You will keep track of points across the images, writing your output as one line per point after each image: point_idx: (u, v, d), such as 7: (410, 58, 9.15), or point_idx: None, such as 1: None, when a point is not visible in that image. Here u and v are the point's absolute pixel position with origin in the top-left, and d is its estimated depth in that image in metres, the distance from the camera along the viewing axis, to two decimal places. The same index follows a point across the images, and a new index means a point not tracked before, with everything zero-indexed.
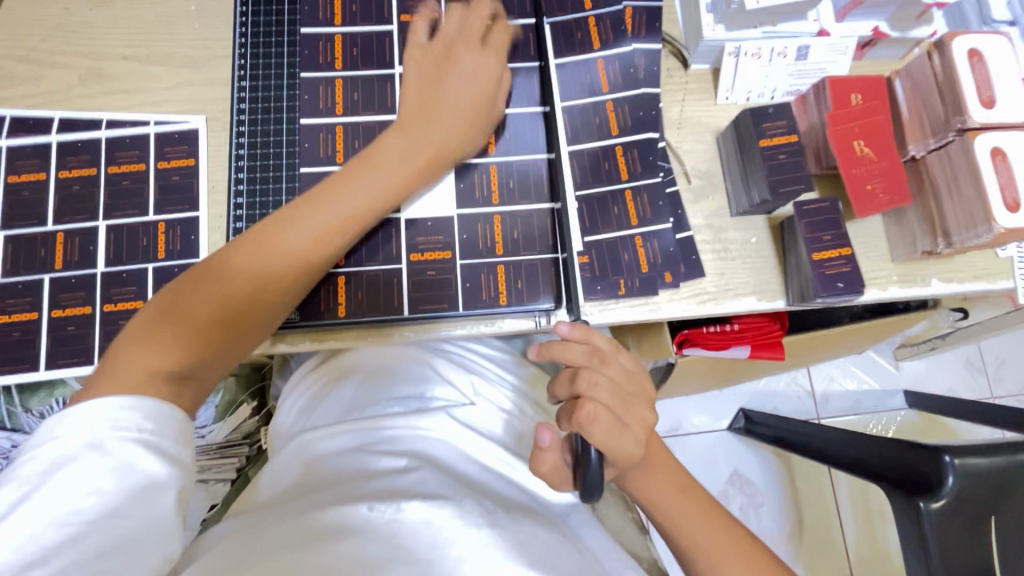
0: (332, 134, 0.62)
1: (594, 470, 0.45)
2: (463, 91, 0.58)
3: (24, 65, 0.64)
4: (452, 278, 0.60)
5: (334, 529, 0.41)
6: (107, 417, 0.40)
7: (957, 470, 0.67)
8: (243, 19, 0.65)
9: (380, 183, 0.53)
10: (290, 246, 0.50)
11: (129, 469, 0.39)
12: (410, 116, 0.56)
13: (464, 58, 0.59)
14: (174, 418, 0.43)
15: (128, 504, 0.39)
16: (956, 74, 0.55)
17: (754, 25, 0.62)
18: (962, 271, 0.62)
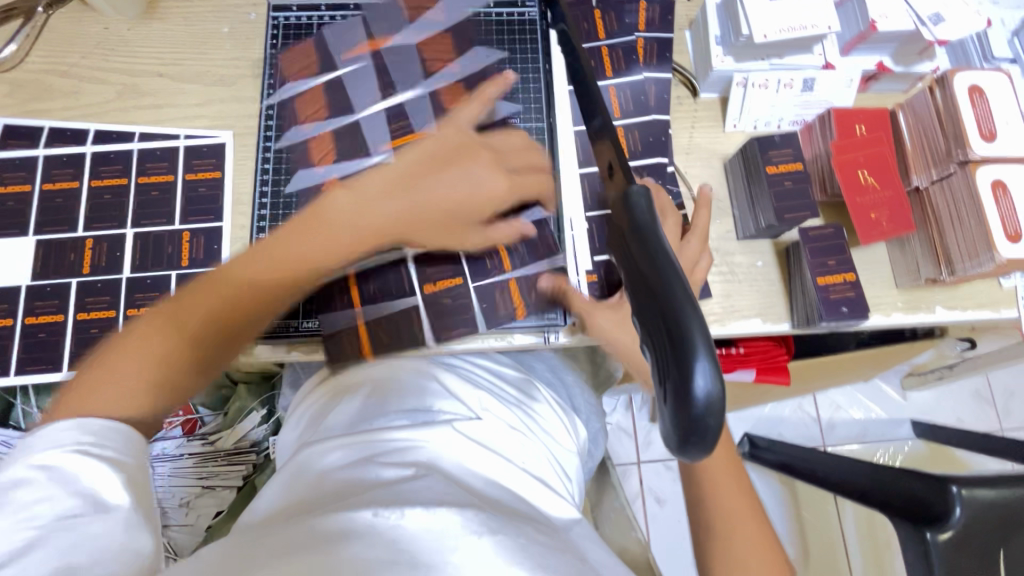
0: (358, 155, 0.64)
1: (706, 408, 0.25)
2: (455, 169, 0.58)
3: (64, 79, 0.67)
4: (468, 302, 0.62)
5: (339, 534, 0.42)
6: (48, 443, 0.40)
7: (965, 500, 0.68)
8: (274, 41, 0.68)
9: (340, 233, 0.53)
10: (248, 276, 0.51)
11: (75, 478, 0.39)
12: (392, 177, 0.56)
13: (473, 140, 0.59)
14: (120, 432, 0.43)
15: (80, 506, 0.38)
16: (957, 109, 0.57)
17: (762, 57, 0.65)
18: (966, 299, 0.63)
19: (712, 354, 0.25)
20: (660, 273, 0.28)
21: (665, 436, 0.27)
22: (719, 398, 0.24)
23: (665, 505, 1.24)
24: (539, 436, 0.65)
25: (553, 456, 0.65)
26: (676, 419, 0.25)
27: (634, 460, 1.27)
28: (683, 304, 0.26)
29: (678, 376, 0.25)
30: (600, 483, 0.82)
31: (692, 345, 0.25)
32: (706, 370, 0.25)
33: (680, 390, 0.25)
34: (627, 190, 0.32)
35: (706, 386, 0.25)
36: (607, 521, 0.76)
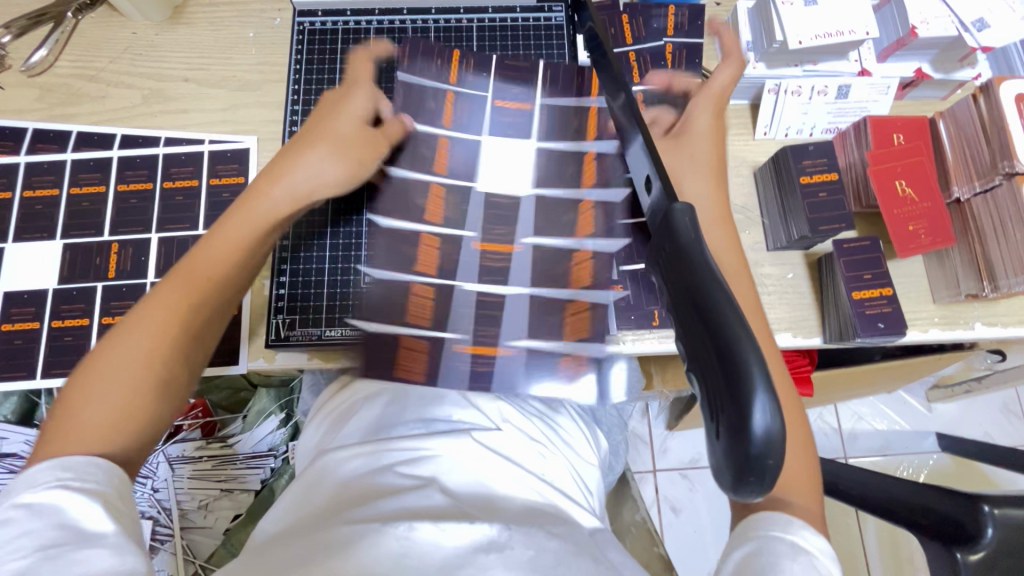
0: (433, 190, 0.57)
1: (764, 444, 0.23)
2: (320, 150, 0.55)
3: (92, 84, 0.68)
4: None
5: (348, 548, 0.43)
6: (25, 481, 0.38)
7: (997, 521, 0.65)
8: (298, 46, 0.68)
9: (227, 230, 0.51)
10: (197, 271, 0.49)
11: (53, 510, 0.37)
12: (273, 165, 0.55)
13: (329, 116, 0.57)
14: (100, 465, 0.40)
15: (63, 540, 0.36)
16: (1003, 118, 0.55)
17: (795, 63, 0.63)
18: (1007, 315, 0.61)
19: (770, 390, 0.24)
20: (713, 301, 0.27)
21: (717, 471, 0.26)
22: (779, 436, 0.24)
23: (682, 515, 1.21)
24: (560, 449, 0.64)
25: (573, 467, 0.64)
26: (731, 456, 0.25)
27: (651, 468, 1.25)
28: (738, 335, 0.25)
29: (734, 413, 0.24)
30: (620, 495, 0.80)
31: (749, 379, 0.24)
32: (764, 406, 0.24)
33: (738, 429, 0.24)
34: (670, 206, 0.31)
35: (765, 422, 0.24)
36: (626, 535, 0.74)
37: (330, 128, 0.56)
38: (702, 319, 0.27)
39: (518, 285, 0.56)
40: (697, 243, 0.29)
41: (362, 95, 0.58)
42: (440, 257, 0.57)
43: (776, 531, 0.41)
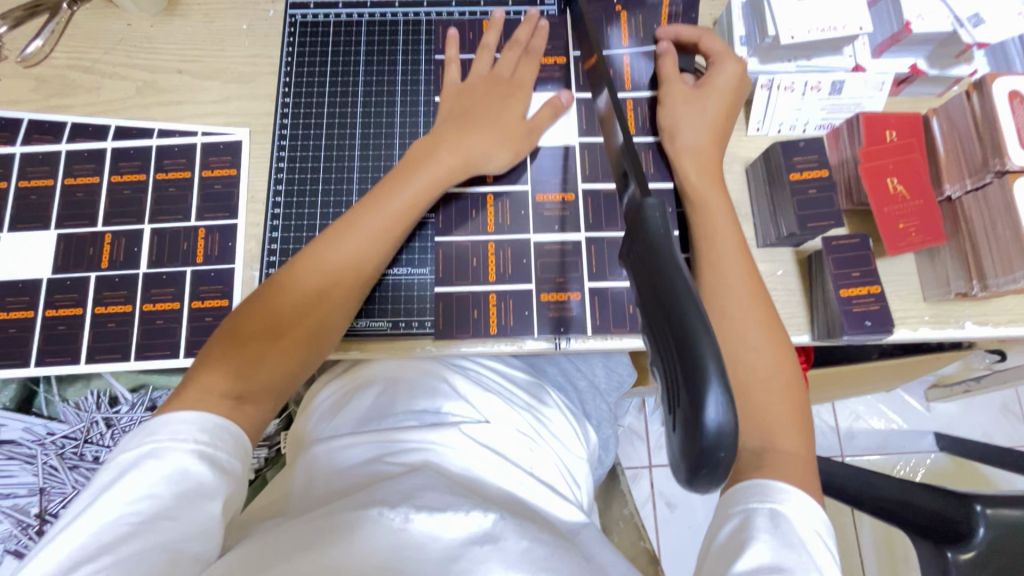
0: (483, 205, 0.61)
1: (714, 439, 0.25)
2: (478, 140, 0.59)
3: (87, 75, 0.68)
4: (466, 296, 0.59)
5: (347, 533, 0.41)
6: (170, 429, 0.44)
7: (988, 520, 0.66)
8: (291, 40, 0.68)
9: (378, 225, 0.54)
10: (328, 262, 0.52)
11: (182, 475, 0.42)
12: (411, 159, 0.58)
13: (491, 103, 0.61)
14: (231, 433, 0.46)
15: (177, 509, 0.41)
16: (995, 116, 0.54)
17: (788, 59, 0.63)
18: (999, 314, 0.60)
19: (725, 383, 0.26)
20: (675, 295, 0.28)
21: (675, 465, 0.28)
22: (730, 430, 0.25)
23: (676, 510, 1.22)
24: (548, 441, 0.64)
25: (562, 461, 0.64)
26: (687, 450, 0.26)
27: (646, 464, 1.25)
28: (697, 330, 0.27)
29: (690, 405, 0.26)
30: (610, 490, 0.80)
31: (703, 373, 0.26)
32: (718, 399, 0.26)
33: (692, 419, 0.26)
34: (641, 203, 0.32)
35: (717, 416, 0.25)
36: (615, 529, 0.75)
37: (489, 118, 0.60)
38: (662, 316, 0.28)
39: (520, 293, 0.60)
40: (667, 234, 0.31)
41: (520, 93, 0.62)
42: (452, 262, 0.60)
43: (755, 503, 0.45)
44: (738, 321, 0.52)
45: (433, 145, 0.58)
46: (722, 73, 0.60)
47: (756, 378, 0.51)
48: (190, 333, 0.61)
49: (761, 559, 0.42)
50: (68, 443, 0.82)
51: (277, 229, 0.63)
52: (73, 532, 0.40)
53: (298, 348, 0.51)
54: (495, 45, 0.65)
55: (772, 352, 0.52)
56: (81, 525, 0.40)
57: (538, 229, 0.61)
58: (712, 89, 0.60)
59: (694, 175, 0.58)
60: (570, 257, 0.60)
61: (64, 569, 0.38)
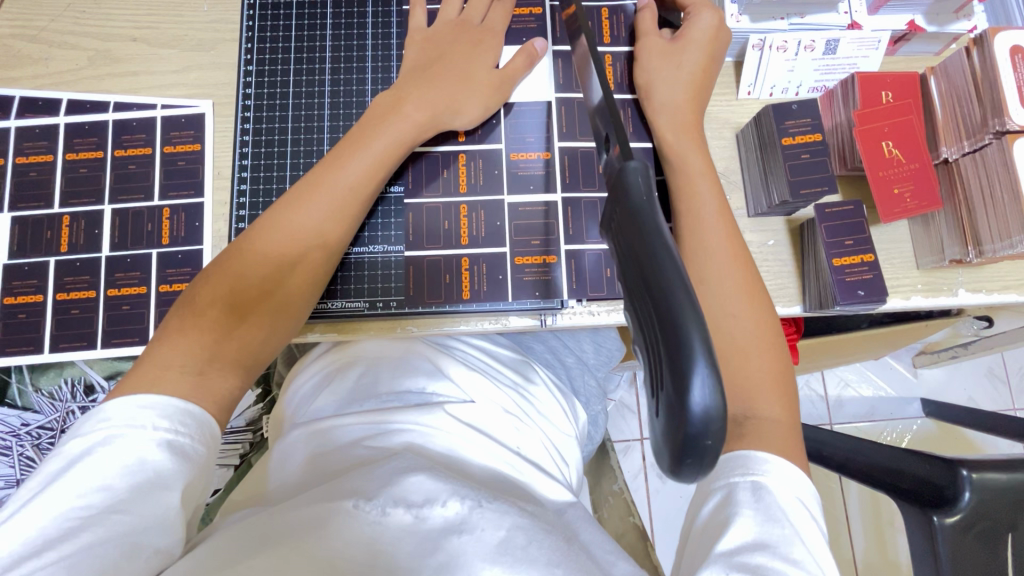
0: (454, 163, 0.58)
1: (700, 425, 0.24)
2: (444, 92, 0.55)
3: (34, 45, 0.63)
4: (439, 264, 0.57)
5: (324, 528, 0.40)
6: (125, 415, 0.42)
7: (975, 485, 0.66)
8: (252, 3, 0.64)
9: (340, 194, 0.51)
10: (287, 236, 0.49)
11: (138, 466, 0.40)
12: (372, 116, 0.54)
13: (461, 56, 0.57)
14: (195, 417, 0.44)
15: (130, 501, 0.39)
16: (996, 73, 0.52)
17: (781, 16, 0.59)
18: (991, 281, 0.59)
19: (712, 363, 0.24)
20: (660, 266, 0.26)
21: (660, 450, 0.26)
22: (717, 415, 0.24)
23: (668, 483, 1.23)
24: (536, 421, 0.63)
25: (550, 439, 0.63)
26: (670, 435, 0.25)
27: (637, 437, 1.26)
28: (682, 306, 0.25)
29: (674, 389, 0.24)
30: (600, 466, 0.80)
31: (690, 353, 0.24)
32: (705, 380, 0.24)
33: (677, 402, 0.24)
34: (623, 164, 0.30)
35: (703, 399, 0.24)
36: (605, 505, 0.74)
37: (457, 68, 0.57)
38: (647, 291, 0.26)
39: (495, 256, 0.57)
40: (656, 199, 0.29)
41: (489, 39, 0.59)
42: (423, 226, 0.57)
43: (737, 477, 0.44)
44: (718, 286, 0.50)
45: (396, 100, 0.55)
46: (697, 23, 0.56)
47: (742, 344, 0.49)
48: (158, 318, 0.58)
49: (743, 536, 0.41)
50: (44, 433, 0.81)
51: (244, 204, 0.59)
52: (20, 524, 0.37)
53: (267, 321, 0.49)
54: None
55: (759, 318, 0.50)
56: (25, 519, 0.38)
57: (513, 190, 0.58)
58: (687, 41, 0.56)
59: (672, 132, 0.55)
60: (552, 217, 0.58)
61: (9, 563, 0.36)
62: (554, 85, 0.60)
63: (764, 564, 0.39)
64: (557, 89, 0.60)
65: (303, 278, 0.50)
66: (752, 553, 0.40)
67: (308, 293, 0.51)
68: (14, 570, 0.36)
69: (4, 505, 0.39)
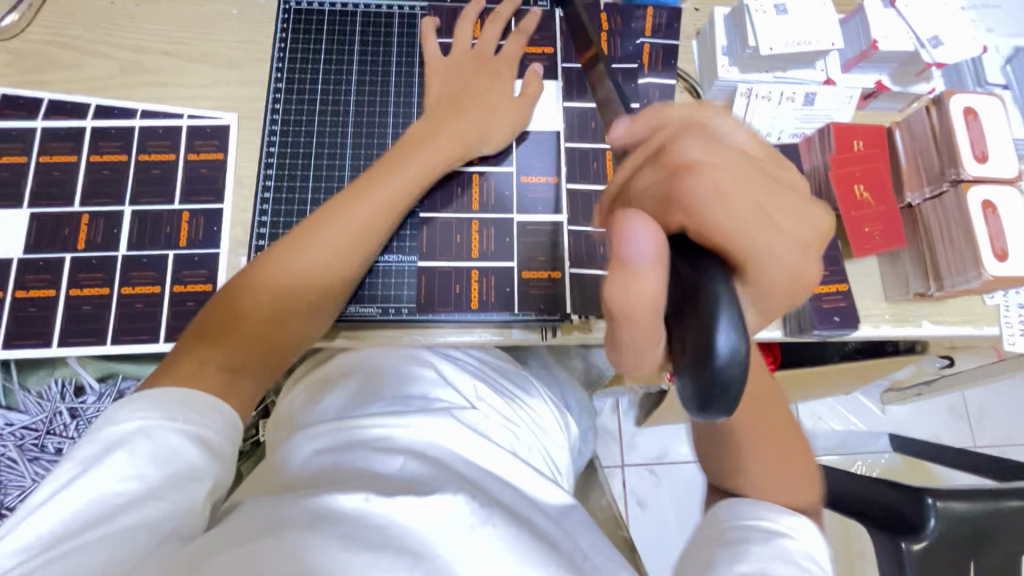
0: (468, 183, 0.63)
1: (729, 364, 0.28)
2: (474, 120, 0.60)
3: (67, 52, 0.66)
4: (450, 277, 0.60)
5: (331, 510, 0.41)
6: (162, 406, 0.44)
7: (938, 512, 0.70)
8: (285, 25, 0.68)
9: (371, 208, 0.55)
10: (319, 246, 0.53)
11: (172, 456, 0.42)
12: (410, 141, 0.59)
13: (481, 86, 0.63)
14: (219, 414, 0.46)
15: (165, 489, 0.41)
16: (952, 129, 0.59)
17: (766, 69, 0.67)
18: (951, 314, 0.65)
19: (736, 318, 0.29)
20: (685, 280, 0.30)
21: (686, 398, 0.30)
22: (741, 354, 0.28)
23: (648, 508, 1.25)
24: (533, 430, 0.66)
25: (548, 450, 0.67)
26: (696, 376, 0.29)
27: (619, 463, 1.29)
28: (710, 278, 0.30)
29: (700, 336, 0.29)
30: (587, 481, 0.82)
31: (714, 312, 0.29)
32: (729, 329, 0.28)
33: (704, 349, 0.29)
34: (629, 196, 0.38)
35: (728, 341, 0.28)
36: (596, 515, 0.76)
37: (482, 100, 0.62)
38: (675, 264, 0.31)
39: (502, 269, 0.61)
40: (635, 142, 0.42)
41: (505, 71, 0.65)
42: (436, 239, 0.61)
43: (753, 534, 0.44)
44: None
45: (431, 128, 0.59)
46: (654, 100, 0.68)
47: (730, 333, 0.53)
48: (171, 317, 0.60)
49: None
50: (28, 434, 0.79)
51: (267, 211, 0.62)
52: (58, 504, 0.38)
53: (293, 327, 0.53)
54: (477, 16, 0.68)
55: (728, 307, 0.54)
56: (59, 500, 0.39)
57: (521, 211, 0.62)
58: None
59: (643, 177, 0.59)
60: (556, 238, 0.62)
61: (42, 543, 0.37)
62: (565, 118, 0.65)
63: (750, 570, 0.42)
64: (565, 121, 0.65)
65: (325, 290, 0.54)
66: None
67: (327, 304, 0.55)
68: (50, 551, 0.37)
69: (34, 490, 0.40)
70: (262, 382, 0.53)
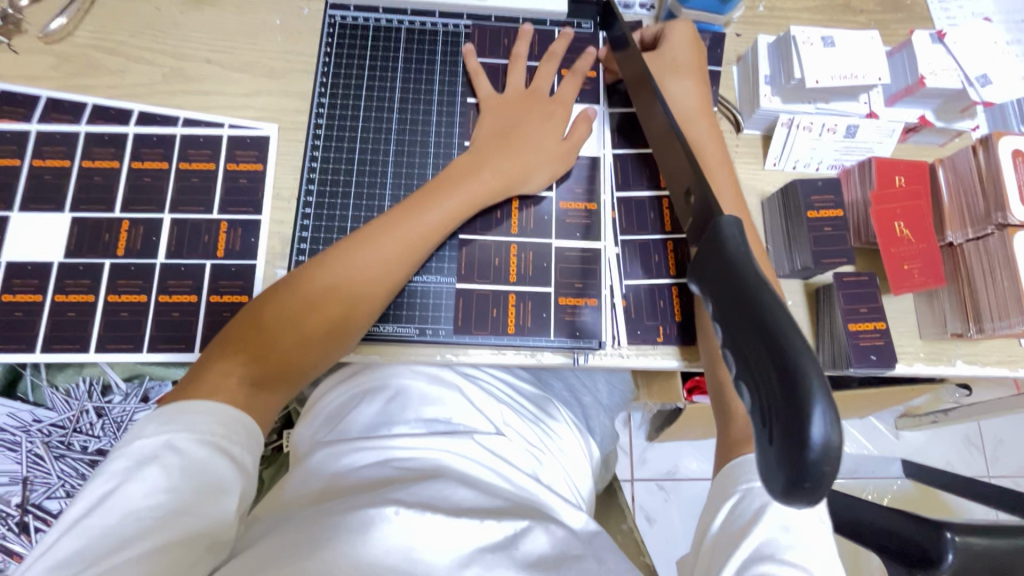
0: (509, 206, 0.62)
1: (828, 452, 0.25)
2: (518, 161, 0.60)
3: (111, 57, 0.67)
4: (488, 298, 0.60)
5: (357, 534, 0.42)
6: (186, 421, 0.45)
7: (959, 548, 0.63)
8: (329, 40, 0.68)
9: (410, 238, 0.55)
10: (354, 269, 0.53)
11: (200, 470, 0.43)
12: (453, 170, 0.59)
13: (530, 113, 0.63)
14: (243, 427, 0.47)
15: (194, 504, 0.42)
16: (1000, 171, 0.58)
17: (808, 100, 0.66)
18: (985, 355, 0.64)
19: (830, 404, 0.25)
20: (781, 334, 0.27)
21: (769, 479, 0.26)
22: (837, 445, 0.24)
23: (657, 524, 1.25)
24: (554, 454, 0.67)
25: (569, 474, 0.67)
26: (787, 462, 0.25)
27: (629, 478, 1.28)
28: (800, 351, 0.26)
29: (794, 420, 0.25)
30: (606, 505, 0.82)
31: (809, 395, 0.25)
32: (824, 417, 0.25)
33: (797, 437, 0.25)
34: (718, 219, 0.35)
35: (823, 432, 0.25)
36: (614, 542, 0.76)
37: (532, 136, 0.62)
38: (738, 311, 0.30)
39: (539, 295, 0.61)
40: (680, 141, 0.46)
41: (558, 112, 0.64)
42: (476, 261, 0.61)
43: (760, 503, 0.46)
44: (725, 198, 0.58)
45: (476, 161, 0.60)
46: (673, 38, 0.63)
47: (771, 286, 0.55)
48: (207, 327, 0.60)
49: (750, 551, 0.44)
50: (55, 432, 0.80)
51: (307, 228, 0.62)
52: (98, 518, 0.40)
53: (316, 353, 0.52)
54: (526, 55, 0.67)
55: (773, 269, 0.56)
56: (98, 514, 0.40)
57: (561, 235, 0.62)
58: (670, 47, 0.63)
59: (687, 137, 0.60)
60: (590, 261, 0.62)
61: (80, 558, 0.38)
62: (607, 143, 0.65)
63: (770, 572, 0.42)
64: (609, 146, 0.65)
65: (361, 314, 0.54)
66: (762, 564, 0.43)
67: (354, 326, 0.54)
68: (93, 565, 0.38)
69: (74, 501, 0.41)
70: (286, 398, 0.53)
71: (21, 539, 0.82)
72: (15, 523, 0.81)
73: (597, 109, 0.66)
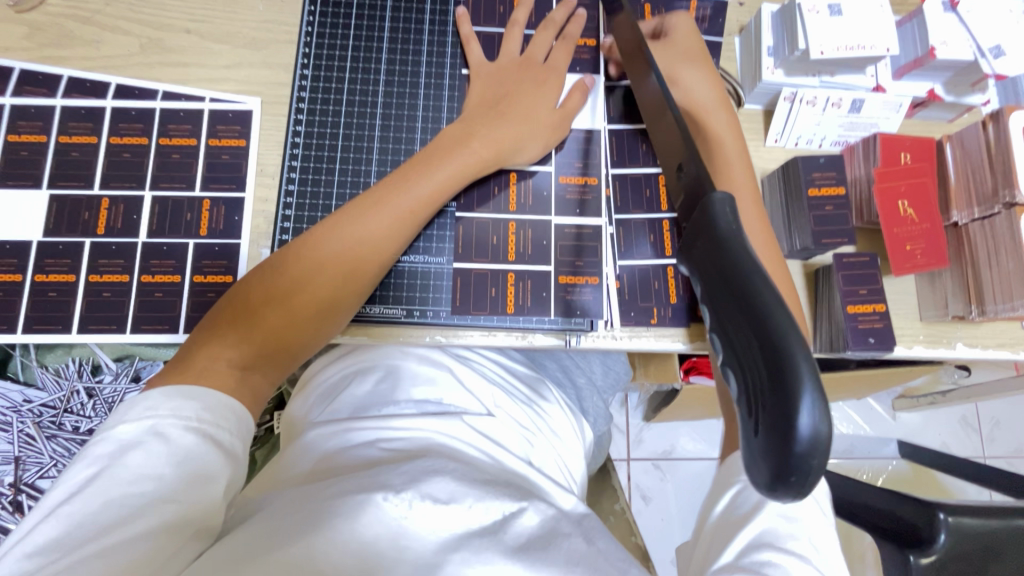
0: (506, 183, 0.60)
1: (813, 441, 0.23)
2: (509, 131, 0.58)
3: (85, 26, 0.64)
4: (484, 279, 0.59)
5: (344, 519, 0.41)
6: (171, 403, 0.44)
7: (951, 528, 0.61)
8: (312, 8, 0.65)
9: (395, 213, 0.53)
10: (338, 248, 0.51)
11: (186, 455, 0.42)
12: (439, 143, 0.57)
13: (521, 84, 0.61)
14: (232, 411, 0.46)
15: (180, 490, 0.41)
16: (1009, 148, 0.56)
17: (813, 73, 0.64)
18: (986, 337, 0.62)
19: (818, 391, 0.24)
20: (769, 316, 0.26)
21: (754, 468, 0.26)
22: (825, 438, 0.23)
23: (652, 503, 1.26)
24: (546, 436, 0.66)
25: (560, 454, 0.67)
26: (771, 452, 0.24)
27: (625, 457, 1.29)
28: (787, 333, 0.25)
29: (778, 408, 0.24)
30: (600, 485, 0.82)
31: (796, 380, 0.24)
32: (811, 406, 0.24)
33: (783, 425, 0.24)
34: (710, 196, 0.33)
35: (811, 423, 0.23)
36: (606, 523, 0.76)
37: (523, 108, 0.59)
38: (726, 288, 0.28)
39: (539, 274, 0.59)
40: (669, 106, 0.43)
41: (553, 79, 0.62)
42: (472, 240, 0.59)
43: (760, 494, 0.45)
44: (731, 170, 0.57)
45: (467, 132, 0.57)
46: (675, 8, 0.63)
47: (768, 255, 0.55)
48: (191, 308, 0.59)
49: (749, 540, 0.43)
50: (46, 412, 0.80)
51: (290, 206, 0.60)
52: (78, 504, 0.39)
53: (303, 334, 0.51)
54: (524, 23, 0.64)
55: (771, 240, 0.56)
56: (78, 500, 0.39)
57: (559, 212, 0.60)
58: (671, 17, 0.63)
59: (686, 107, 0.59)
60: (583, 239, 0.60)
61: (61, 544, 0.37)
62: (603, 117, 0.63)
63: (769, 559, 0.42)
64: (606, 121, 0.63)
65: (347, 293, 0.52)
66: (758, 551, 0.42)
67: (343, 307, 0.53)
68: (72, 552, 0.37)
69: (55, 486, 0.41)
70: (277, 379, 0.52)
71: (15, 518, 0.81)
72: (8, 502, 0.80)
73: (597, 78, 0.64)
